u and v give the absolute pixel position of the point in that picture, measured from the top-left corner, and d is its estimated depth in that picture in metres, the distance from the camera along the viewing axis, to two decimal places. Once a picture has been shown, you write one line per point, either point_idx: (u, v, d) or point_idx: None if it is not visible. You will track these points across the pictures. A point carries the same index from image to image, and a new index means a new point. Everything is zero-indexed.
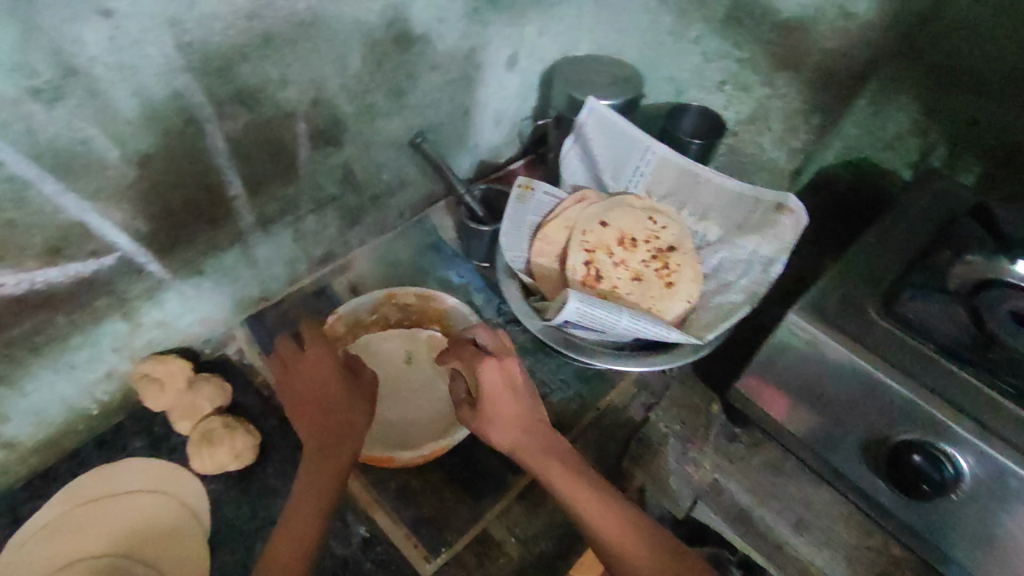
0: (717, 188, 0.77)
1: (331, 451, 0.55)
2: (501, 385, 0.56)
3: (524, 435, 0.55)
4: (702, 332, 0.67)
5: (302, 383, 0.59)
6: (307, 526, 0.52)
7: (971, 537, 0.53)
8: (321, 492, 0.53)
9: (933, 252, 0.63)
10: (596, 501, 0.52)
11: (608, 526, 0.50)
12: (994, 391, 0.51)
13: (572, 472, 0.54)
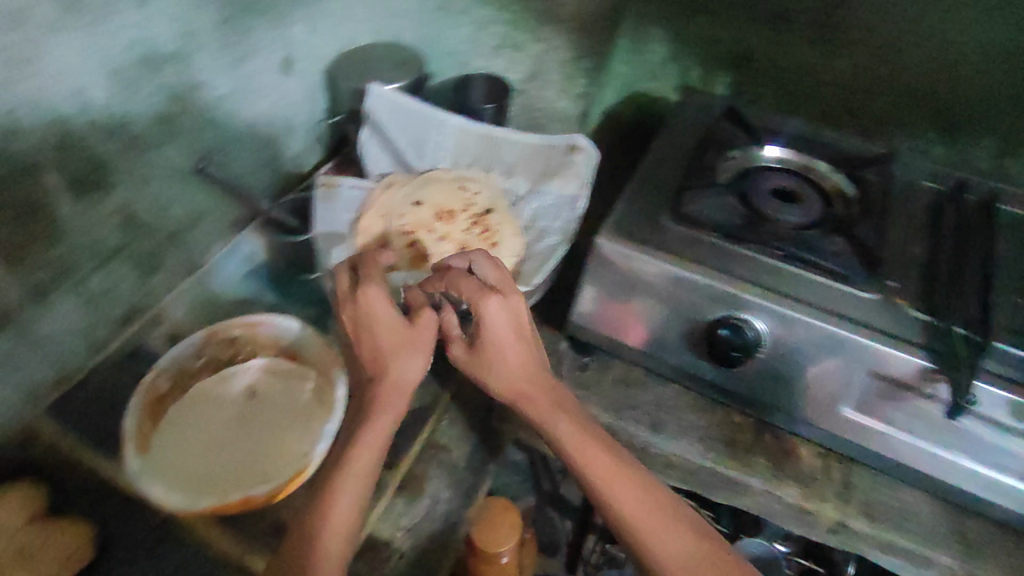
0: (514, 145, 0.81)
1: (388, 394, 0.54)
2: (502, 329, 0.55)
3: (528, 382, 0.56)
4: (532, 278, 0.70)
5: (364, 319, 0.56)
6: (359, 478, 0.51)
7: (783, 386, 0.61)
8: (376, 439, 0.53)
9: (704, 150, 0.73)
10: (602, 461, 0.52)
11: (613, 485, 0.51)
12: (764, 256, 0.62)
13: (580, 428, 0.54)
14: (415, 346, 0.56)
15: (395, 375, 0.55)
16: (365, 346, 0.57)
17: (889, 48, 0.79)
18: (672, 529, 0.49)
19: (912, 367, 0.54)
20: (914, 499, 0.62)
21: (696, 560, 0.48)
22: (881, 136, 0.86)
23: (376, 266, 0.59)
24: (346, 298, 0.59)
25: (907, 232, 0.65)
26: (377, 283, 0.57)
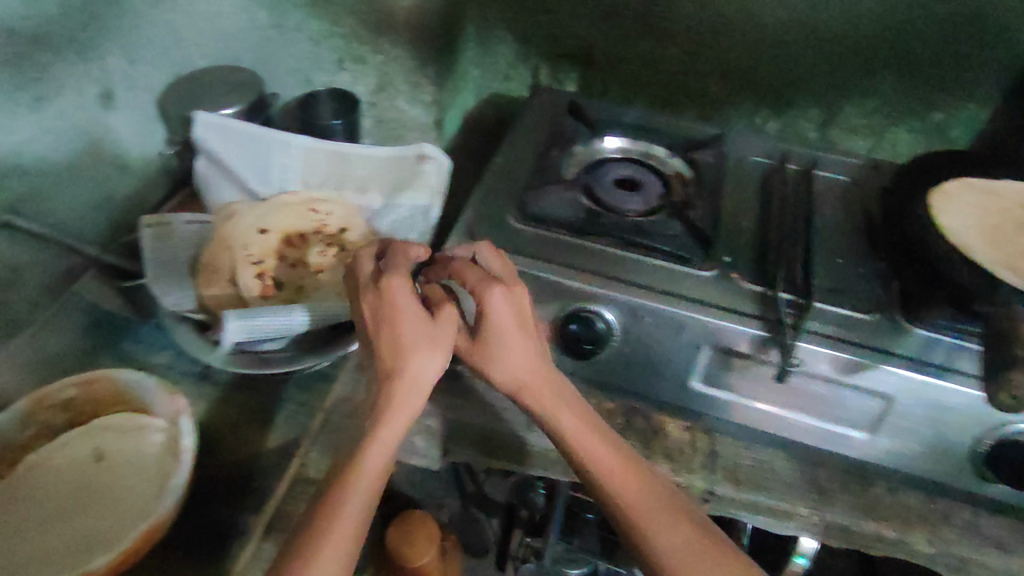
0: (364, 158, 0.79)
1: (407, 391, 0.53)
2: (510, 322, 0.54)
3: (533, 378, 0.55)
4: None
5: (384, 312, 0.54)
6: (367, 482, 0.50)
7: (640, 369, 0.63)
8: (390, 438, 0.52)
9: (550, 149, 0.73)
10: (605, 454, 0.53)
11: (614, 477, 0.52)
12: (609, 248, 0.63)
13: (585, 421, 0.55)
14: (431, 343, 0.54)
15: (414, 373, 0.53)
16: (383, 339, 0.54)
17: (715, 34, 0.83)
18: (673, 524, 0.50)
19: (748, 338, 0.57)
20: (772, 457, 0.66)
21: (695, 551, 0.49)
22: (719, 118, 0.91)
23: (403, 258, 0.57)
24: (362, 287, 0.56)
25: (739, 208, 0.70)
26: (404, 275, 0.55)
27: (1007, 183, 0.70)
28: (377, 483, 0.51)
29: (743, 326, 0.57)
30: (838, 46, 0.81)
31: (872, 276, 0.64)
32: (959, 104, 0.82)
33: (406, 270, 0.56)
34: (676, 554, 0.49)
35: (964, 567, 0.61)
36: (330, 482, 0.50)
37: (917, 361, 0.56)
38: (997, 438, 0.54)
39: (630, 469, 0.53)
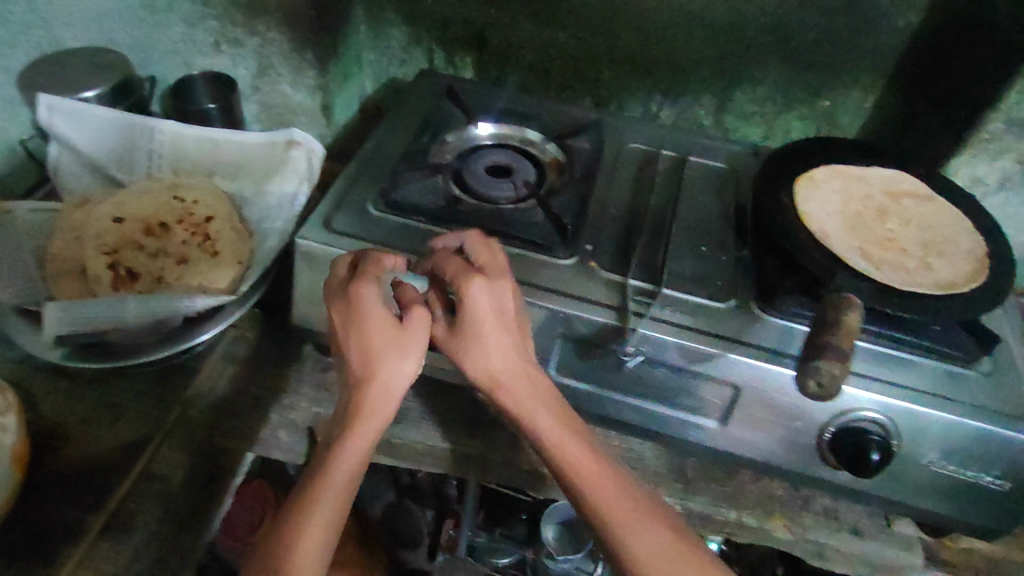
0: (234, 144, 0.76)
1: (383, 397, 0.52)
2: (487, 315, 0.52)
3: (510, 372, 0.53)
4: (243, 285, 0.67)
5: (354, 319, 0.52)
6: (337, 491, 0.49)
7: None
8: (361, 444, 0.50)
9: (419, 138, 0.72)
10: (587, 460, 0.51)
11: (596, 485, 0.50)
12: (468, 235, 0.62)
13: (564, 427, 0.52)
14: (404, 349, 0.52)
15: (384, 380, 0.52)
16: (353, 347, 0.52)
17: (602, 17, 0.83)
18: (652, 530, 0.48)
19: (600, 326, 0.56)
20: (640, 447, 0.66)
21: (680, 559, 0.47)
22: (615, 103, 0.91)
23: (373, 265, 0.53)
24: (333, 292, 0.54)
25: (611, 196, 0.69)
26: (372, 279, 0.52)
27: (875, 170, 0.70)
28: (347, 492, 0.49)
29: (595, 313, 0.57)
30: (721, 31, 0.81)
31: (734, 263, 0.64)
32: (843, 90, 0.83)
33: (381, 271, 0.53)
34: (664, 568, 0.46)
35: (822, 553, 0.61)
36: (300, 489, 0.49)
37: (768, 350, 0.55)
38: (837, 427, 0.55)
39: (614, 476, 0.50)
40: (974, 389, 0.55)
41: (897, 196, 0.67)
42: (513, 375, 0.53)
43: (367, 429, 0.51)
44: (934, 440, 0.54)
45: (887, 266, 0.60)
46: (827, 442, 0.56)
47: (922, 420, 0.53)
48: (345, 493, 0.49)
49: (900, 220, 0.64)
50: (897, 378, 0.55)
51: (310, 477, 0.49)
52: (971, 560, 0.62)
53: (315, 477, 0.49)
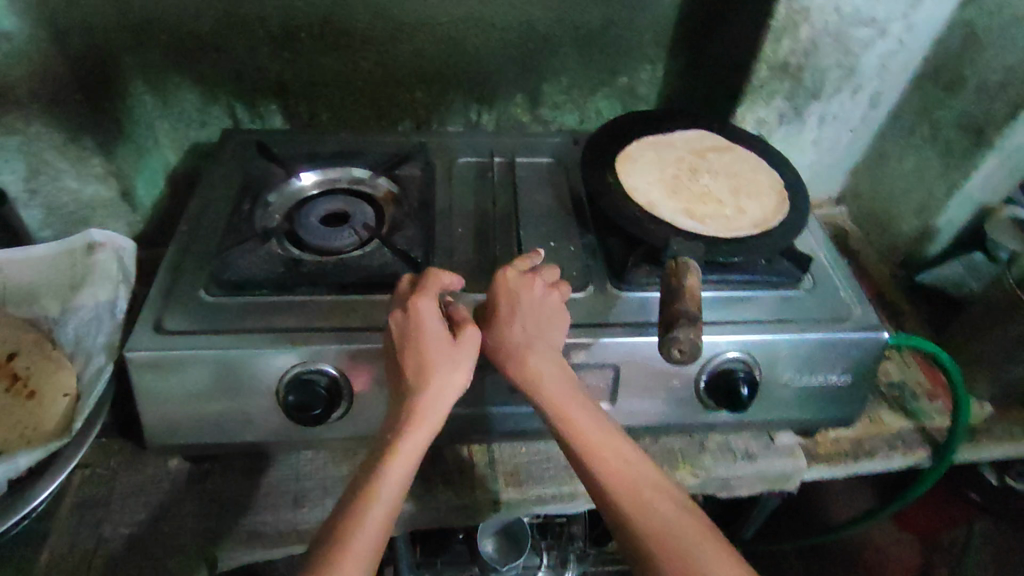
0: (21, 265, 0.67)
1: (429, 406, 0.50)
2: (522, 302, 0.53)
3: (536, 354, 0.52)
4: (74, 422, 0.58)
5: (412, 331, 0.51)
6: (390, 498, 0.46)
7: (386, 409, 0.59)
8: (409, 458, 0.48)
9: (240, 205, 0.68)
10: (602, 435, 0.50)
11: (609, 458, 0.49)
12: (319, 295, 0.60)
13: (580, 405, 0.51)
14: (456, 360, 0.51)
15: (434, 391, 0.50)
16: (408, 358, 0.50)
17: (398, 39, 0.82)
18: (669, 510, 0.47)
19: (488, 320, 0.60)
20: (546, 447, 0.69)
21: (693, 534, 0.46)
22: (435, 120, 0.91)
23: (436, 280, 0.53)
24: (395, 304, 0.53)
25: (454, 216, 0.70)
26: (433, 293, 0.52)
27: (679, 133, 0.76)
28: (393, 511, 0.46)
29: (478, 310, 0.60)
30: (515, 32, 0.84)
31: (582, 251, 0.67)
32: (636, 66, 0.89)
33: (437, 287, 0.53)
34: (669, 533, 0.46)
35: (726, 484, 0.68)
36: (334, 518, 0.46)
37: (632, 325, 0.59)
38: (709, 374, 0.60)
39: (627, 449, 0.50)
40: (803, 307, 0.63)
41: (703, 152, 0.74)
42: (550, 368, 0.52)
43: (411, 440, 0.48)
44: (786, 361, 0.61)
45: (708, 219, 0.66)
46: (704, 389, 0.60)
47: (773, 346, 0.60)
48: (389, 505, 0.46)
49: (711, 174, 0.71)
50: (743, 316, 0.61)
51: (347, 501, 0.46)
52: (841, 447, 0.71)
53: (357, 497, 0.46)
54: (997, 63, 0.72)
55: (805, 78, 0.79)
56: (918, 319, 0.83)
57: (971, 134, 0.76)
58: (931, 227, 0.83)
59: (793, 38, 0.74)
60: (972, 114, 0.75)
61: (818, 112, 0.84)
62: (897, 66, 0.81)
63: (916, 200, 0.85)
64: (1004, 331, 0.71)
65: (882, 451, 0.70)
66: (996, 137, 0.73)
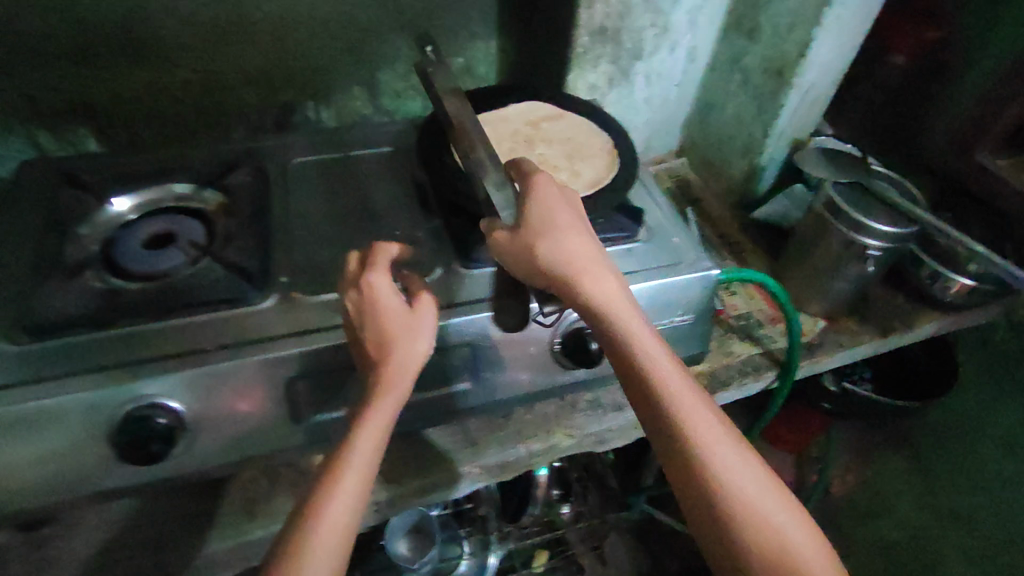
0: None
1: (398, 370, 0.51)
2: (561, 221, 0.53)
3: (588, 269, 0.52)
4: None
5: (369, 306, 0.53)
6: (363, 465, 0.49)
7: (240, 434, 0.57)
8: (381, 424, 0.50)
9: (46, 240, 0.61)
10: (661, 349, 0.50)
11: (675, 388, 0.49)
12: (147, 324, 0.56)
13: (647, 332, 0.52)
14: (413, 331, 0.53)
15: (399, 360, 0.52)
16: (369, 332, 0.53)
17: (211, 42, 0.77)
18: (736, 453, 0.48)
19: (509, 201, 0.55)
20: (426, 436, 0.70)
21: (755, 479, 0.47)
22: (271, 123, 0.87)
23: (382, 252, 0.57)
24: (346, 284, 0.55)
25: (293, 219, 0.67)
26: (384, 270, 0.55)
27: (513, 106, 0.77)
28: (366, 478, 0.49)
29: (501, 203, 0.54)
30: (337, 22, 0.80)
31: (429, 236, 0.67)
32: (468, 44, 0.89)
33: (386, 263, 0.56)
34: (717, 452, 0.47)
35: (600, 437, 0.72)
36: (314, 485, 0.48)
37: (481, 302, 0.60)
38: (563, 334, 0.62)
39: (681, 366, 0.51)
40: (639, 257, 0.66)
41: (537, 122, 0.75)
42: (613, 299, 0.52)
43: (391, 404, 0.51)
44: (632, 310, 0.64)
45: None
46: (561, 349, 0.62)
47: None
48: (363, 473, 0.49)
49: (547, 143, 0.73)
50: None
51: (323, 472, 0.49)
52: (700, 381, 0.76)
53: (339, 457, 0.49)
54: (785, 9, 0.78)
55: (625, 40, 0.82)
56: (756, 253, 0.92)
57: (774, 77, 0.83)
58: (757, 167, 0.91)
59: (605, 3, 0.77)
60: (773, 59, 0.82)
61: (644, 71, 0.88)
62: (706, 20, 0.86)
63: (741, 144, 0.92)
64: (817, 255, 0.80)
65: (735, 379, 0.76)
66: (793, 77, 0.80)
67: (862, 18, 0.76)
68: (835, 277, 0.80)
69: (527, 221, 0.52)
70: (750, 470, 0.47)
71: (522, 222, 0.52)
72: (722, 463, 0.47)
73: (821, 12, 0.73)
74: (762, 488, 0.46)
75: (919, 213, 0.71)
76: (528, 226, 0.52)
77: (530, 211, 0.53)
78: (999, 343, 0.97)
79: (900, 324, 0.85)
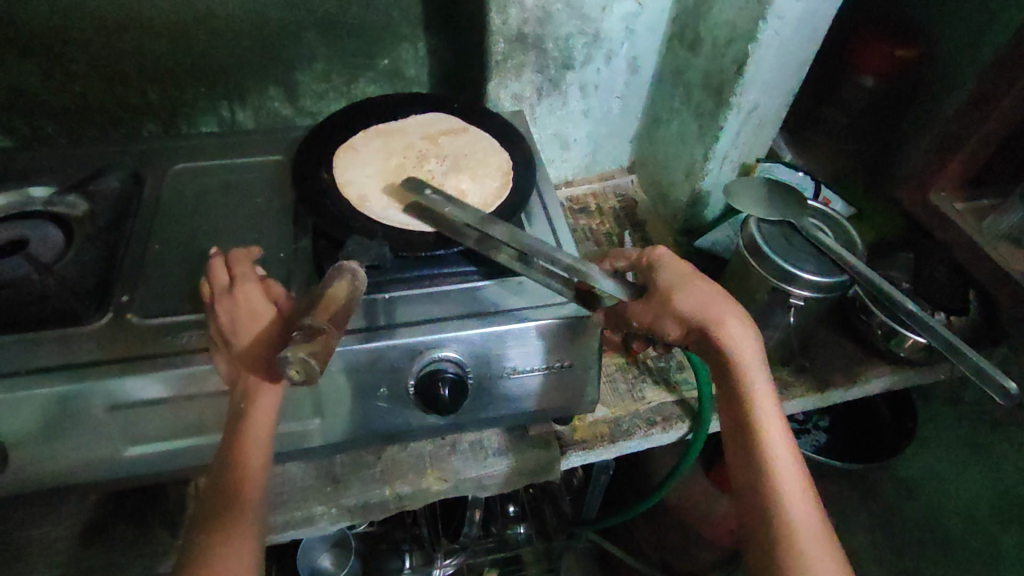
0: None
1: (263, 395, 0.50)
2: (695, 276, 0.58)
3: (724, 318, 0.57)
4: None
5: (239, 315, 0.51)
6: (250, 492, 0.48)
7: (52, 457, 0.53)
8: (259, 442, 0.49)
9: None
10: (774, 410, 0.55)
11: (775, 444, 0.54)
12: None
13: (765, 386, 0.56)
14: (284, 337, 0.50)
15: (263, 385, 0.50)
16: (237, 343, 0.50)
17: (107, 36, 0.74)
18: (810, 513, 0.51)
19: (618, 287, 0.57)
20: (289, 470, 0.65)
21: (820, 538, 0.50)
22: (183, 121, 0.84)
23: (245, 258, 0.54)
24: (214, 294, 0.52)
25: (156, 231, 0.64)
26: (252, 279, 0.53)
27: (414, 118, 0.72)
28: (256, 503, 0.48)
29: (609, 290, 0.57)
30: (243, 20, 0.76)
31: (296, 256, 0.62)
32: (393, 46, 0.84)
33: (252, 272, 0.53)
34: (796, 505, 0.51)
35: (480, 484, 0.66)
36: (197, 535, 0.47)
37: (355, 330, 0.56)
38: (417, 377, 0.56)
39: (783, 417, 0.56)
40: (513, 297, 0.60)
41: (435, 136, 0.70)
42: (740, 347, 0.56)
43: (263, 433, 0.50)
44: (501, 353, 0.58)
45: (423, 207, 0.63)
46: (413, 394, 0.57)
47: (477, 345, 0.57)
48: (256, 498, 0.49)
49: (439, 159, 0.68)
50: (450, 312, 0.58)
51: (214, 493, 0.48)
52: (597, 429, 0.72)
53: (225, 485, 0.48)
54: (722, 21, 0.70)
55: (549, 48, 0.76)
56: None
57: (713, 95, 0.74)
58: (700, 192, 0.83)
59: (520, 7, 0.70)
60: (711, 74, 0.74)
61: (578, 82, 0.81)
62: (644, 28, 0.78)
63: (684, 165, 0.84)
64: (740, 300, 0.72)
65: (639, 428, 0.72)
66: (730, 97, 0.72)
67: (808, 34, 0.67)
68: (763, 326, 0.72)
69: (656, 282, 0.58)
70: (823, 528, 0.51)
71: (655, 282, 0.58)
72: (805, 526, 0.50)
73: (755, 26, 0.65)
74: (828, 550, 0.50)
75: (847, 257, 0.61)
76: (661, 284, 0.58)
77: (659, 277, 0.59)
78: (969, 401, 0.87)
79: (842, 378, 0.76)
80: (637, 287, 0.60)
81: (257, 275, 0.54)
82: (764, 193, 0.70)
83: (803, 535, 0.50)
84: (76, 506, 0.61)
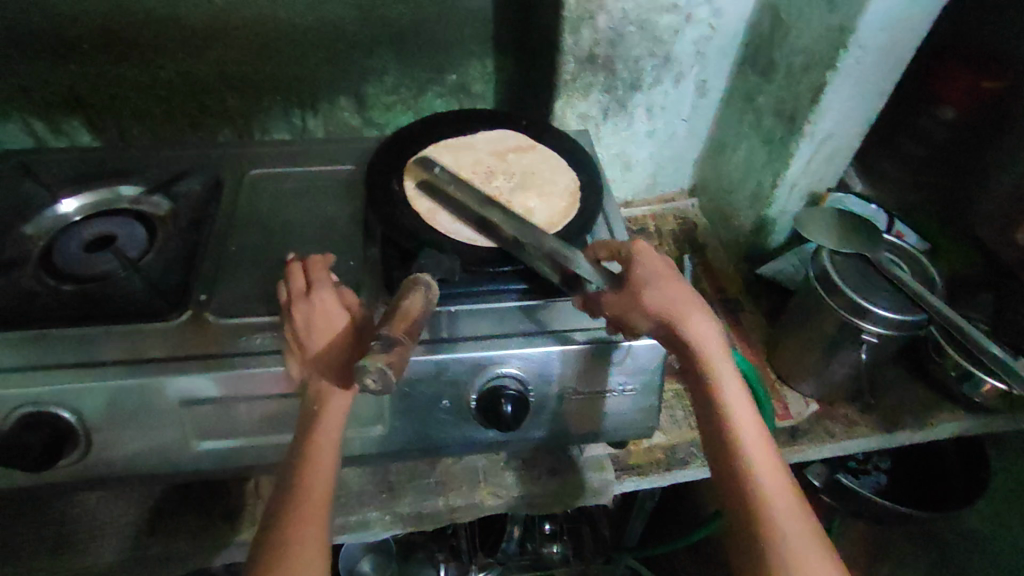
0: None
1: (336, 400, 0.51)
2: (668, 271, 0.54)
3: (691, 318, 0.52)
4: None
5: (315, 320, 0.52)
6: (318, 493, 0.48)
7: (132, 445, 0.55)
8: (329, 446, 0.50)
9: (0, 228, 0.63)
10: (751, 415, 0.49)
11: (755, 451, 0.47)
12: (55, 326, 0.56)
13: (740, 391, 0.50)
14: (358, 345, 0.52)
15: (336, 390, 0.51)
16: (313, 348, 0.52)
17: (195, 45, 0.77)
18: (799, 523, 0.44)
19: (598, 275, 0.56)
20: (345, 474, 0.66)
21: (814, 549, 0.43)
22: (258, 128, 0.87)
23: (321, 264, 0.55)
24: (291, 298, 0.54)
25: (234, 233, 0.67)
26: (328, 285, 0.54)
27: (482, 134, 0.73)
28: (323, 504, 0.48)
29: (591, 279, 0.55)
30: (320, 33, 0.79)
31: (366, 265, 0.64)
32: (461, 61, 0.86)
33: (328, 278, 0.55)
34: (782, 516, 0.44)
35: (533, 502, 0.66)
36: (265, 531, 0.47)
37: (425, 342, 0.57)
38: (479, 391, 0.57)
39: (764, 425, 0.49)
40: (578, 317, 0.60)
41: (503, 153, 0.71)
42: (711, 347, 0.51)
43: (333, 438, 0.51)
44: (563, 372, 0.58)
45: None
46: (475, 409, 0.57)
47: (542, 363, 0.57)
48: (325, 499, 0.48)
49: (507, 176, 0.69)
50: (516, 329, 0.59)
51: (284, 491, 0.48)
52: (653, 455, 0.71)
53: (296, 484, 0.48)
54: (799, 47, 0.69)
55: (619, 69, 0.76)
56: (752, 314, 0.82)
57: (785, 121, 0.73)
58: (766, 219, 0.81)
59: (593, 28, 0.71)
60: (784, 100, 0.72)
61: (644, 103, 0.81)
62: (715, 52, 0.78)
63: (750, 191, 0.83)
64: (806, 332, 0.70)
65: (696, 458, 0.71)
66: (803, 124, 0.70)
67: (890, 64, 0.66)
68: (830, 360, 0.70)
69: (629, 277, 0.54)
70: (815, 541, 0.43)
71: (627, 276, 0.54)
72: (792, 539, 0.43)
73: (835, 54, 0.64)
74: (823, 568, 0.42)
75: (925, 294, 0.59)
76: (633, 279, 0.53)
77: (635, 271, 0.54)
78: None
79: (911, 420, 0.73)
80: (616, 282, 0.56)
81: (332, 281, 0.55)
82: (838, 223, 0.69)
83: (792, 550, 0.43)
84: (145, 495, 0.63)
